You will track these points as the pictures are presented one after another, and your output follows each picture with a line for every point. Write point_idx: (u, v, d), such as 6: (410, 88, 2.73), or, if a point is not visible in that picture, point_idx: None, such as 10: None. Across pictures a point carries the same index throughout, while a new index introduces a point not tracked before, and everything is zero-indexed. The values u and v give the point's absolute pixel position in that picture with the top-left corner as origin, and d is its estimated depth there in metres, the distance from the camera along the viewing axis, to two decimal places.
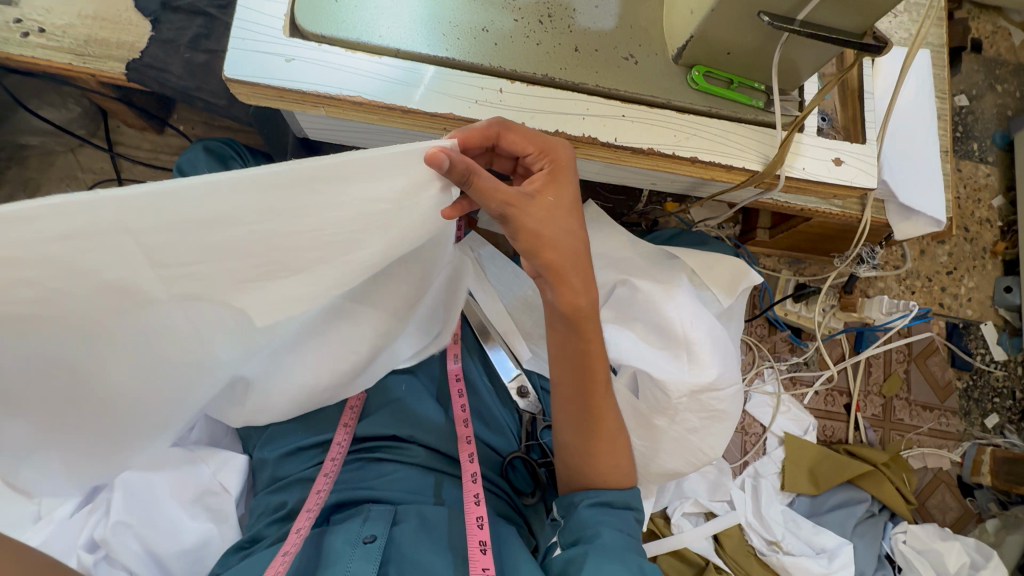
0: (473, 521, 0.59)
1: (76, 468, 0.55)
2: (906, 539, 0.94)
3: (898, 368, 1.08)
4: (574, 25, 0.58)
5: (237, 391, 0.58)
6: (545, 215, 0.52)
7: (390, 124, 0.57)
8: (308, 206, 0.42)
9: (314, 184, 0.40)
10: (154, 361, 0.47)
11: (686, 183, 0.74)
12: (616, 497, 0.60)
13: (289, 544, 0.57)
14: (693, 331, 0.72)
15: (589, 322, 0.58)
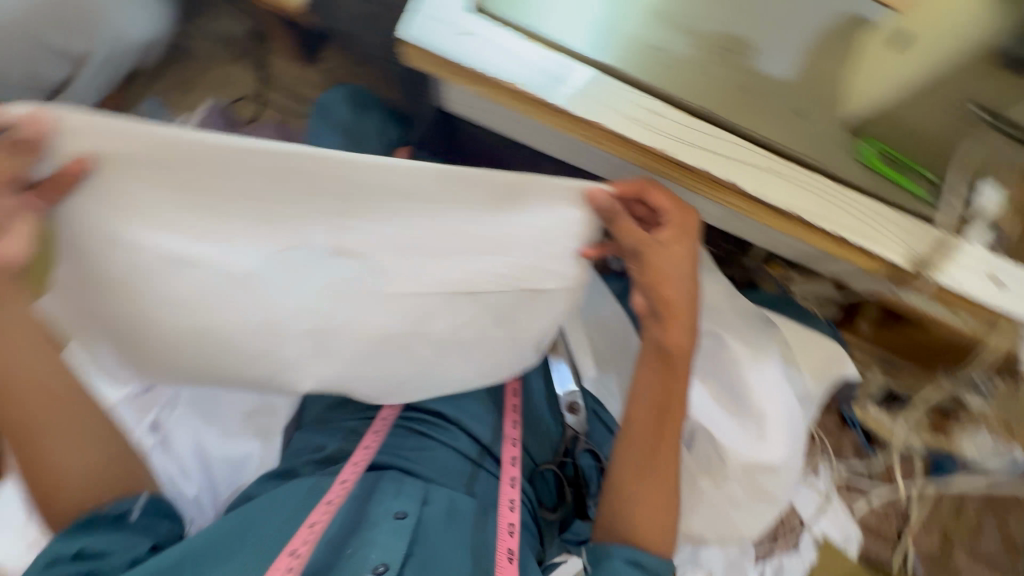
0: (505, 527, 0.60)
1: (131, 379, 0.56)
2: None
3: (970, 512, 0.96)
4: (748, 65, 0.57)
5: (292, 367, 0.53)
6: (673, 260, 0.55)
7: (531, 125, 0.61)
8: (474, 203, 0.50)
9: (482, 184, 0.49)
10: (257, 310, 0.49)
11: (807, 254, 0.69)
12: (654, 562, 0.57)
13: (333, 494, 0.58)
14: (771, 406, 0.68)
15: (675, 366, 0.58)
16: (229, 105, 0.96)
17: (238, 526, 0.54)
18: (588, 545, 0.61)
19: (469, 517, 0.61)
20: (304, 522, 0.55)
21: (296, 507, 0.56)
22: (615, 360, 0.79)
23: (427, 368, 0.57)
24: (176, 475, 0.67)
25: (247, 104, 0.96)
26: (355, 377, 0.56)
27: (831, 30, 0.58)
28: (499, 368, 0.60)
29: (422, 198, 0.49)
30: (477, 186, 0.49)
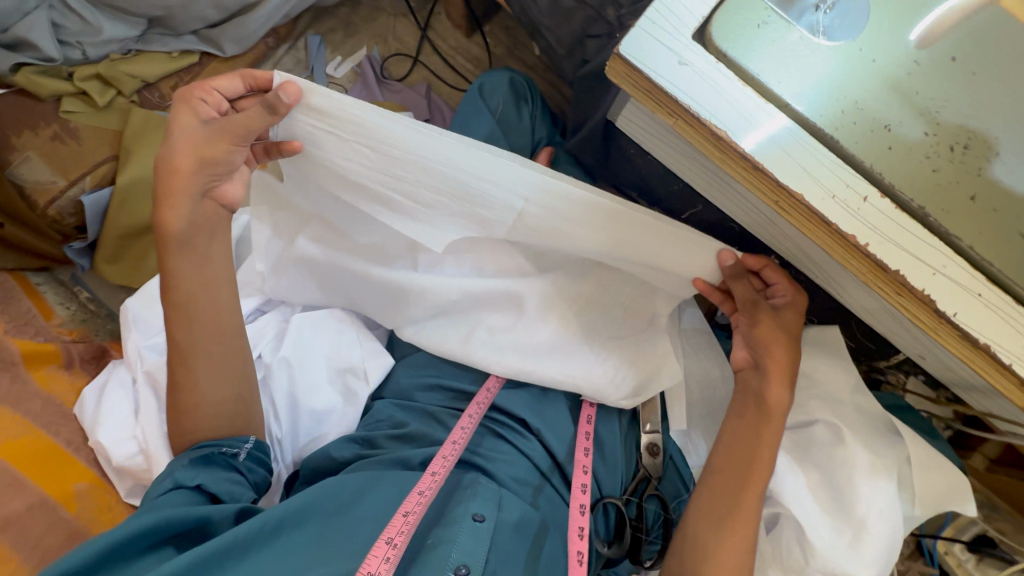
0: (575, 554, 0.63)
1: (322, 280, 0.80)
2: None
3: None
4: (985, 171, 0.50)
5: (433, 290, 0.75)
6: (782, 324, 0.64)
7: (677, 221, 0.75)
8: (621, 232, 0.67)
9: (625, 221, 0.66)
10: (440, 256, 0.76)
11: (958, 380, 0.61)
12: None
13: (426, 484, 0.63)
14: (873, 521, 0.63)
15: (765, 427, 0.63)
16: (385, 58, 0.97)
17: (336, 488, 0.61)
18: None
19: (533, 533, 0.63)
20: (397, 509, 0.61)
21: (389, 492, 0.62)
22: (706, 419, 0.75)
23: (516, 336, 0.74)
24: (273, 410, 0.75)
25: (402, 60, 0.97)
26: (468, 306, 0.76)
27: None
28: (569, 363, 0.73)
29: (581, 219, 0.67)
30: (624, 220, 0.66)
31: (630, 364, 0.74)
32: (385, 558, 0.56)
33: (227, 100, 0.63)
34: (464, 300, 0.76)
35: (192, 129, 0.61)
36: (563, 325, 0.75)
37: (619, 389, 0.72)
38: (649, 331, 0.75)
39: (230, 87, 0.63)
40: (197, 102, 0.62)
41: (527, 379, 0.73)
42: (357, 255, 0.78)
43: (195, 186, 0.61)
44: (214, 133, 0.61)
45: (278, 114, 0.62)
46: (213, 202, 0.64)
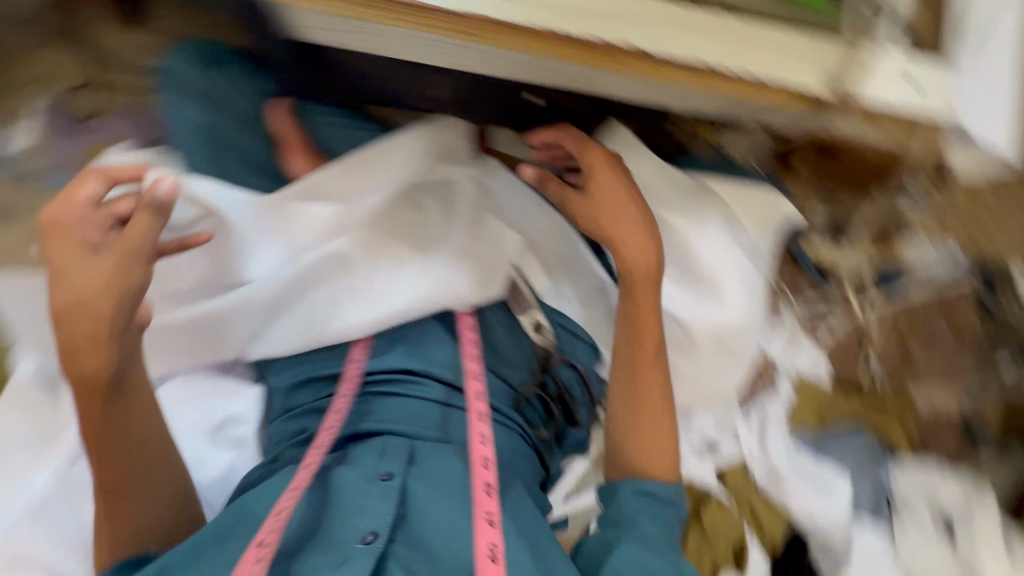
0: (479, 461, 0.62)
1: (169, 344, 0.71)
2: (901, 481, 0.94)
3: (925, 315, 0.99)
4: None
5: (279, 287, 0.71)
6: (614, 203, 0.67)
7: (440, 118, 0.77)
8: (379, 168, 0.73)
9: (375, 158, 0.73)
10: (275, 254, 0.71)
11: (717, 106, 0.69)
12: (664, 490, 0.65)
13: (300, 479, 0.60)
14: (721, 271, 0.70)
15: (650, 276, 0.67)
16: (63, 99, 0.82)
17: (220, 525, 0.57)
18: (598, 484, 0.68)
19: (441, 465, 0.62)
20: (272, 509, 0.58)
21: (273, 490, 0.59)
22: (564, 268, 0.78)
23: (370, 287, 0.72)
24: None
25: (84, 91, 0.82)
26: (315, 287, 0.72)
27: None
28: (433, 277, 0.72)
29: (360, 176, 0.72)
30: (377, 159, 0.73)
31: (474, 258, 0.74)
32: (256, 559, 0.53)
33: (98, 203, 0.57)
34: (306, 281, 0.71)
35: (80, 256, 0.55)
36: (407, 252, 0.74)
37: (490, 274, 0.74)
38: (478, 213, 0.77)
39: (91, 190, 0.56)
40: (73, 226, 0.55)
41: (384, 328, 0.71)
42: (185, 298, 0.70)
43: (118, 322, 0.56)
44: (104, 257, 0.56)
45: (169, 213, 0.57)
46: (132, 331, 0.59)
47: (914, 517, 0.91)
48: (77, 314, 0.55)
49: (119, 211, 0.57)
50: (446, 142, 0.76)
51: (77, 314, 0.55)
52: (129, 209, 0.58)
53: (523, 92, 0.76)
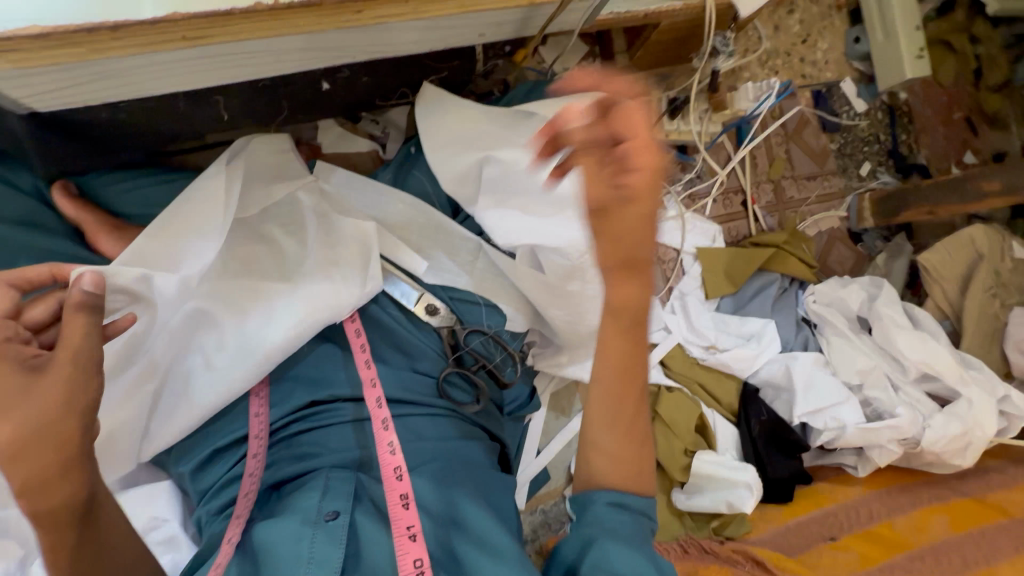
0: (393, 473, 0.61)
1: (113, 451, 0.66)
2: (815, 299, 1.01)
3: (778, 151, 1.13)
4: None
5: (170, 358, 0.66)
6: (626, 230, 0.46)
7: (246, 140, 0.74)
8: (202, 198, 0.66)
9: (192, 192, 0.67)
10: (162, 327, 0.63)
11: (513, 22, 0.65)
12: (637, 504, 0.57)
13: (221, 555, 0.56)
14: (574, 186, 0.70)
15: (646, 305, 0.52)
16: None
17: None
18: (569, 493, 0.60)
19: (369, 487, 0.61)
20: None
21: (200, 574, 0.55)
22: (438, 243, 0.76)
23: (244, 329, 0.66)
24: None
25: None
26: (197, 346, 0.66)
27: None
28: (309, 294, 0.68)
29: (205, 212, 0.65)
30: (196, 194, 0.67)
31: (339, 262, 0.71)
32: None
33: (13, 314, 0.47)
34: (185, 343, 0.66)
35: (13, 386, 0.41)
36: (274, 280, 0.69)
37: (363, 270, 0.70)
38: (326, 215, 0.73)
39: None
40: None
41: (274, 364, 0.66)
42: (107, 396, 0.63)
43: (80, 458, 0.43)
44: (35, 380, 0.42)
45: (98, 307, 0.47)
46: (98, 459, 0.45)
47: (835, 330, 0.98)
48: (35, 450, 0.41)
49: (32, 320, 0.48)
50: (259, 163, 0.73)
51: (35, 450, 0.40)
52: (47, 315, 0.48)
53: (322, 80, 0.69)
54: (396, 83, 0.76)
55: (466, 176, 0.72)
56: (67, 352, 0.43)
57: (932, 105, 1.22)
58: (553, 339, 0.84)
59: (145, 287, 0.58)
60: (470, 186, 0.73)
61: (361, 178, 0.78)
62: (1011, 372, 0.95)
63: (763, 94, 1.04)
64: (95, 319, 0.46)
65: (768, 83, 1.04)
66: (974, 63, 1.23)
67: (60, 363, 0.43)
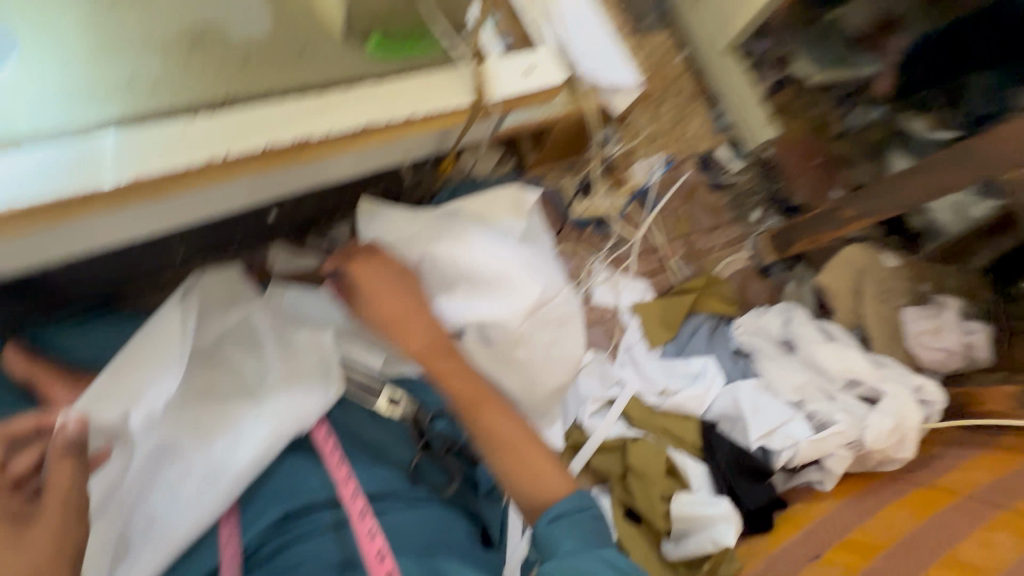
0: (375, 557, 0.59)
1: None
2: (743, 330, 1.13)
3: (681, 212, 1.30)
4: (230, 41, 0.60)
5: (136, 499, 0.64)
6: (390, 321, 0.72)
7: (197, 275, 0.79)
8: (161, 330, 0.69)
9: (150, 326, 0.70)
10: (131, 463, 0.64)
11: (432, 143, 0.79)
12: (570, 505, 0.58)
13: None
14: (502, 265, 0.82)
15: (430, 334, 0.71)
16: None
17: None
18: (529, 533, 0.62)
19: None
20: None
21: None
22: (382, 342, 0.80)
23: (212, 454, 0.67)
24: None
25: None
26: (162, 482, 0.66)
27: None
28: (272, 408, 0.70)
29: (166, 341, 0.69)
30: (155, 328, 0.69)
31: (301, 373, 0.74)
32: None
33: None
34: (148, 480, 0.65)
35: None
36: (236, 401, 0.71)
37: (323, 378, 0.74)
38: (283, 331, 0.78)
39: None
40: None
41: (245, 487, 0.66)
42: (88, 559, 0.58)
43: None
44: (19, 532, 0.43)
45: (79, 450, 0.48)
46: None
47: (766, 355, 1.08)
48: None
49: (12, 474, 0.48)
50: (211, 294, 0.78)
51: None
52: (29, 466, 0.48)
53: (270, 210, 0.78)
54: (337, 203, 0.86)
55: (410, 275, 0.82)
56: (55, 497, 0.45)
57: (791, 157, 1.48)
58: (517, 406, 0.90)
59: (126, 427, 0.63)
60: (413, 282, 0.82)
61: (312, 293, 0.84)
62: (920, 365, 1.07)
63: (651, 168, 1.26)
64: (81, 465, 0.48)
65: (649, 159, 1.28)
66: (815, 120, 1.55)
67: (50, 506, 0.45)
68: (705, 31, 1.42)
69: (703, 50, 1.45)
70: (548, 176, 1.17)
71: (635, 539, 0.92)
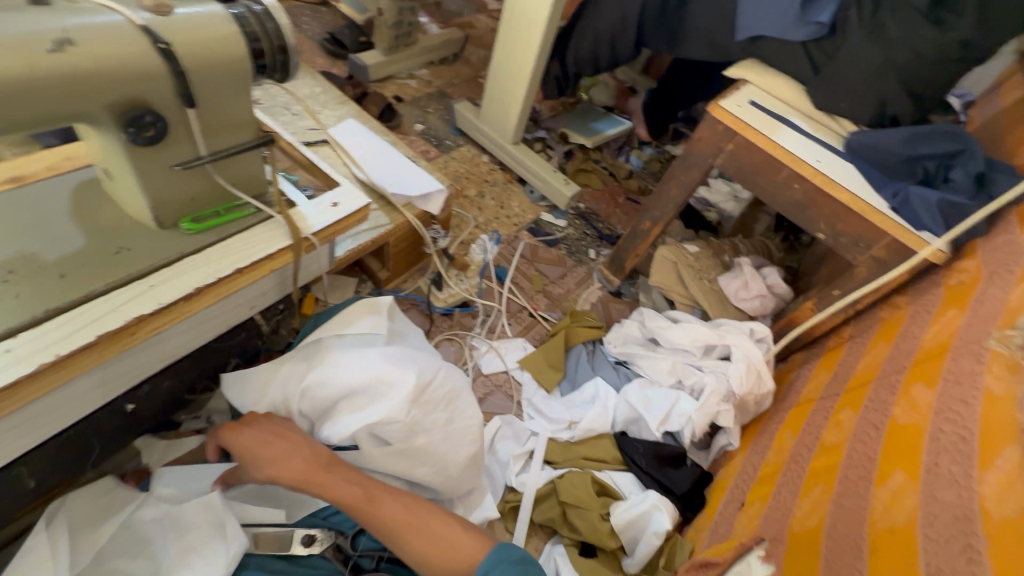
0: None
1: None
2: (614, 344, 1.28)
3: (531, 271, 1.50)
4: (45, 262, 0.66)
5: None
6: (272, 464, 0.74)
7: (59, 501, 0.75)
8: (32, 563, 0.66)
9: (18, 563, 0.66)
10: None
11: (274, 287, 0.88)
12: (492, 562, 0.66)
13: None
14: (374, 370, 0.87)
15: (305, 454, 0.75)
16: None
17: None
18: None
19: None
20: None
21: None
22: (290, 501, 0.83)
23: None
24: None
25: None
26: None
27: (85, 183, 0.75)
28: None
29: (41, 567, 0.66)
30: (23, 563, 0.66)
31: (195, 544, 0.72)
32: None
33: None
34: None
35: None
36: None
37: (224, 543, 0.72)
38: (170, 514, 0.76)
39: None
40: None
41: None
42: None
43: None
44: None
45: None
46: None
47: (640, 355, 1.23)
48: None
49: None
50: (82, 516, 0.74)
51: None
52: None
53: (126, 403, 0.78)
54: (200, 374, 0.89)
55: (297, 417, 0.88)
56: None
57: (602, 201, 1.79)
58: (440, 491, 0.92)
59: None
60: (305, 420, 0.88)
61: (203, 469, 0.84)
62: (752, 314, 1.29)
63: (484, 246, 1.47)
64: None
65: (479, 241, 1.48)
66: (606, 170, 1.87)
67: None
68: (491, 136, 1.75)
69: (496, 149, 1.76)
70: (404, 284, 1.32)
71: (598, 571, 0.95)
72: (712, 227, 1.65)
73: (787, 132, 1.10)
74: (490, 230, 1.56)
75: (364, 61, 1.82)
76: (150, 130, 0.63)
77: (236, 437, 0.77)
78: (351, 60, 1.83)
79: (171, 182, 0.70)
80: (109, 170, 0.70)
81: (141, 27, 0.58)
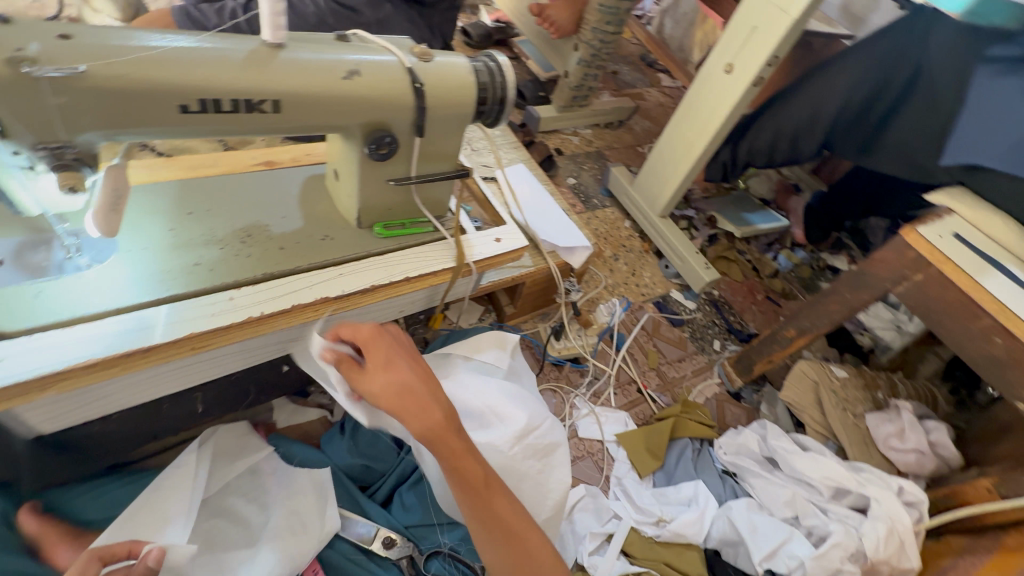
0: None
1: None
2: (724, 450, 1.18)
3: (649, 346, 1.46)
4: (272, 234, 0.80)
5: None
6: (409, 397, 0.66)
7: (211, 429, 0.86)
8: (181, 471, 0.77)
9: (172, 467, 0.77)
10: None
11: (424, 299, 0.95)
12: None
13: None
14: (490, 399, 0.91)
15: (444, 406, 0.68)
16: None
17: None
18: None
19: None
20: None
21: None
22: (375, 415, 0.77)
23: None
24: None
25: None
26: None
27: (313, 178, 0.90)
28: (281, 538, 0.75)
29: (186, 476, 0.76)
30: (175, 469, 0.77)
31: (299, 509, 0.80)
32: None
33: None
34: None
35: None
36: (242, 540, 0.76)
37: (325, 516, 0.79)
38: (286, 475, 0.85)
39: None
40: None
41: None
42: None
43: None
44: None
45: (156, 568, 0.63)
46: None
47: (753, 472, 1.11)
48: None
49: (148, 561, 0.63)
50: (223, 447, 0.84)
51: None
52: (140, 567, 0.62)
53: (284, 364, 0.89)
54: None
55: None
56: None
57: (739, 294, 1.69)
58: None
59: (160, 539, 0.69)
60: None
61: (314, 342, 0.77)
62: (901, 469, 1.10)
63: (612, 310, 1.47)
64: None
65: (606, 303, 1.49)
66: (750, 264, 1.78)
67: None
68: (640, 204, 1.77)
69: (641, 218, 1.77)
70: (524, 324, 1.35)
71: None
72: (863, 354, 1.47)
73: (997, 279, 0.95)
74: (618, 294, 1.55)
75: (539, 114, 1.97)
76: (384, 150, 0.74)
77: (374, 348, 0.70)
78: (528, 111, 2.00)
79: (381, 193, 0.82)
80: (337, 172, 0.83)
81: (407, 68, 0.70)
